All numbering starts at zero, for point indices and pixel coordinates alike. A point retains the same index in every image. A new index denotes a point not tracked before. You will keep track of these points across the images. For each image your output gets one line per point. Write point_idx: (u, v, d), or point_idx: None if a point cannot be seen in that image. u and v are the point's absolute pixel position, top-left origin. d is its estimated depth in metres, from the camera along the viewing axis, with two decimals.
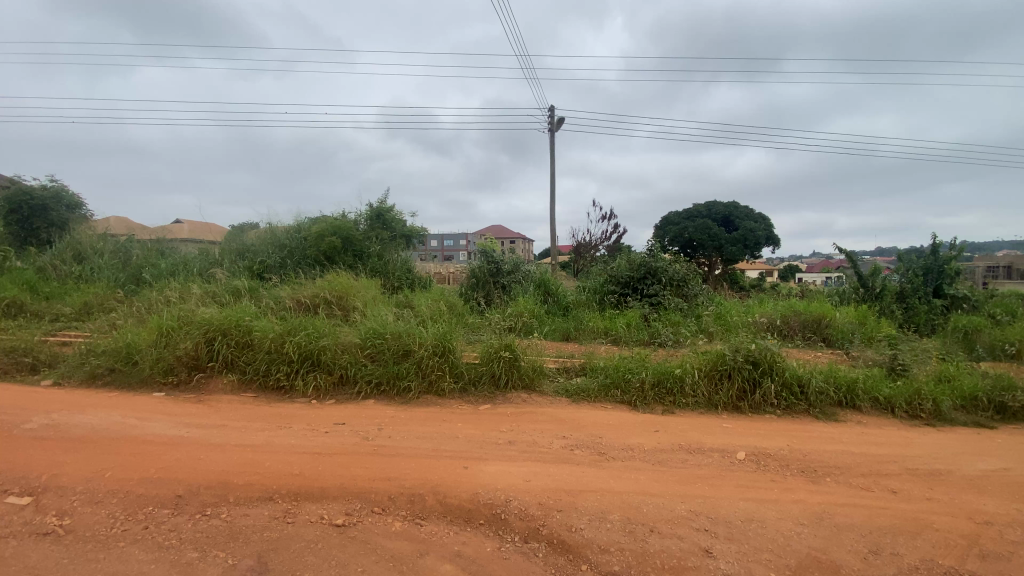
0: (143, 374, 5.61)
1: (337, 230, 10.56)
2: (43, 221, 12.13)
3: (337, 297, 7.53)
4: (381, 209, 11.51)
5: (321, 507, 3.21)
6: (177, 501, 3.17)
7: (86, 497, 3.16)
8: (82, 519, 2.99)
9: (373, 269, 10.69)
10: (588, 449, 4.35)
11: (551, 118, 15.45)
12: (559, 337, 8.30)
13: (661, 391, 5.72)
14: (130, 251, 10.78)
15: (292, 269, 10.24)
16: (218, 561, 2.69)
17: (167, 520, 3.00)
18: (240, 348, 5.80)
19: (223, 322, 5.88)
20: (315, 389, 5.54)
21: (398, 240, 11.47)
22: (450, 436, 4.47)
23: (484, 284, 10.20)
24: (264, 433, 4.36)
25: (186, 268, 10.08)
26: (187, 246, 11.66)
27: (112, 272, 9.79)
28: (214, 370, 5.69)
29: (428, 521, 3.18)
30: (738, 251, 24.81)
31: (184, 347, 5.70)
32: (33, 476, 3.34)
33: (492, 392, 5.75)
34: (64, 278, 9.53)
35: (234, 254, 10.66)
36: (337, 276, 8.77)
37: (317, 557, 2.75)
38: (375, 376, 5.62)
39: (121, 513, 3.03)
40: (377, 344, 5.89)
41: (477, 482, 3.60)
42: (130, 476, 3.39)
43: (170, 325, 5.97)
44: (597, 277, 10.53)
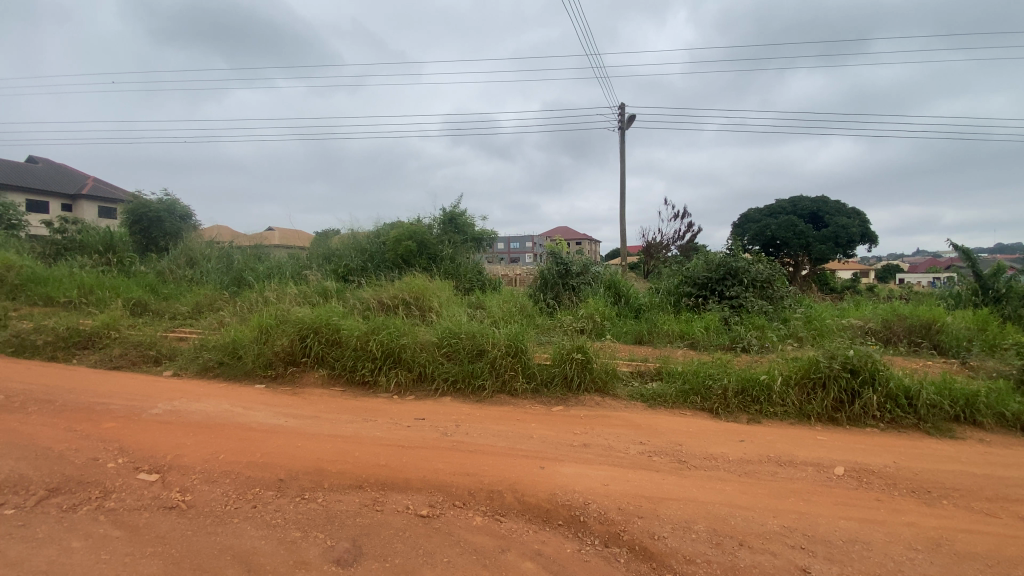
0: (247, 367, 6.17)
1: (413, 235, 11.04)
2: (160, 231, 13.70)
3: (414, 297, 7.85)
4: (453, 213, 11.86)
5: (406, 498, 3.37)
6: (279, 484, 3.46)
7: (203, 476, 3.52)
8: (200, 496, 3.29)
9: (446, 272, 11.03)
10: (667, 455, 4.21)
11: (622, 116, 15.12)
12: (632, 339, 8.10)
13: (745, 399, 5.42)
14: (232, 256, 11.88)
15: (372, 272, 10.81)
16: (318, 541, 2.87)
17: (273, 501, 3.28)
18: (329, 345, 6.22)
19: (315, 321, 6.33)
20: (396, 385, 5.83)
21: (469, 243, 11.74)
22: (525, 436, 4.51)
23: (554, 285, 10.15)
24: (353, 424, 4.65)
25: (280, 271, 10.98)
26: (280, 252, 12.66)
27: (218, 275, 10.86)
28: (307, 365, 6.16)
29: (506, 518, 3.23)
30: (829, 249, 22.82)
31: (281, 343, 6.21)
32: (160, 455, 3.76)
33: (564, 393, 5.71)
34: (179, 280, 10.70)
35: (321, 258, 11.43)
36: (413, 277, 9.12)
37: (405, 545, 2.88)
38: (451, 374, 5.80)
39: (233, 492, 3.35)
40: (453, 343, 6.07)
41: (554, 482, 3.61)
42: (239, 459, 3.75)
43: (269, 322, 6.51)
44: (672, 278, 10.20)
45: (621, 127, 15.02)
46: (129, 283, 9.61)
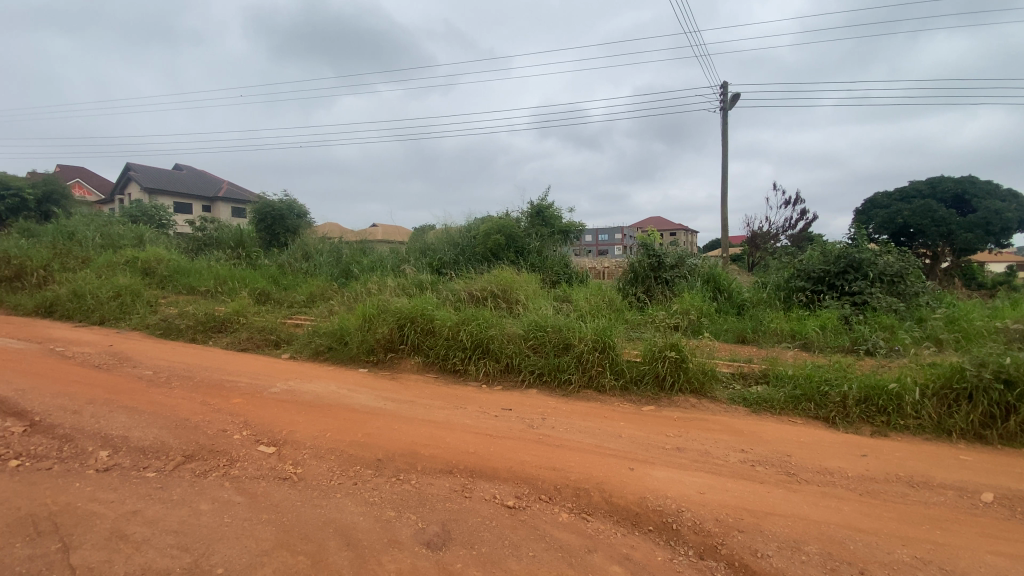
0: (352, 352, 6.66)
1: (502, 228, 11.21)
2: (281, 228, 15.28)
3: (502, 290, 7.95)
4: (541, 206, 11.86)
5: (493, 487, 3.42)
6: (377, 463, 3.68)
7: (312, 452, 3.84)
8: (309, 470, 3.59)
9: (534, 264, 11.05)
10: (772, 466, 3.85)
11: (724, 96, 14.05)
12: (733, 338, 7.54)
13: (869, 408, 4.80)
14: (340, 250, 12.92)
15: (464, 264, 11.16)
16: (410, 521, 2.98)
17: (371, 479, 3.49)
18: (423, 334, 6.53)
19: (411, 310, 6.66)
20: (485, 375, 5.96)
21: (557, 236, 11.67)
22: (614, 435, 4.37)
23: (645, 279, 9.72)
24: (444, 411, 4.82)
25: (382, 264, 11.71)
26: (380, 246, 13.53)
27: (328, 268, 11.86)
28: (404, 353, 6.51)
29: (593, 517, 3.15)
30: (978, 238, 19.53)
31: (381, 331, 6.61)
32: (277, 430, 4.17)
33: (656, 393, 5.46)
34: (295, 272, 11.85)
35: (417, 251, 12.00)
36: (501, 270, 9.25)
37: (492, 534, 2.90)
38: (537, 367, 5.80)
39: (337, 469, 3.61)
40: (540, 336, 6.05)
41: (645, 485, 3.46)
42: (343, 438, 4.05)
43: (370, 312, 6.95)
44: (780, 272, 9.34)
45: (723, 107, 14.00)
46: (255, 274, 10.80)
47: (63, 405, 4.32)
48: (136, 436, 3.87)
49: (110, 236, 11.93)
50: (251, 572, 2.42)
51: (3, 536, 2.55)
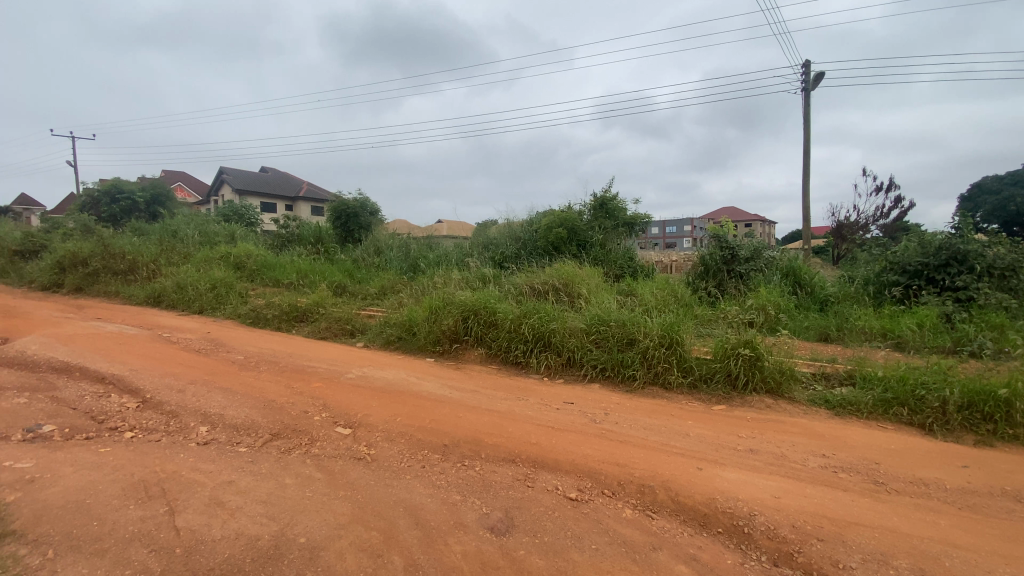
0: (419, 342, 6.91)
1: (564, 222, 11.13)
2: (356, 225, 16.04)
3: (564, 284, 7.90)
4: (605, 198, 11.65)
5: (556, 479, 3.44)
6: (443, 449, 3.82)
7: (384, 435, 4.05)
8: (381, 452, 3.79)
9: (597, 258, 10.89)
10: (857, 473, 3.57)
11: (805, 76, 13.06)
12: (813, 337, 7.04)
13: (974, 416, 4.32)
14: (408, 245, 13.42)
15: (527, 258, 11.21)
16: (475, 506, 3.07)
17: (437, 463, 3.63)
18: (486, 326, 6.65)
19: (475, 303, 6.80)
20: (547, 368, 5.98)
21: (621, 229, 11.42)
22: (681, 433, 4.24)
23: (716, 272, 9.27)
24: (507, 402, 4.90)
25: (447, 259, 12.03)
26: (445, 241, 13.90)
27: (398, 262, 12.37)
28: (468, 344, 6.67)
29: (658, 515, 3.08)
30: None
31: (447, 322, 6.81)
32: (352, 414, 4.43)
33: (728, 392, 5.22)
34: (368, 266, 12.48)
35: (480, 246, 12.20)
36: (564, 264, 9.19)
37: (555, 524, 2.92)
38: (600, 361, 5.73)
39: (406, 452, 3.78)
40: (603, 330, 5.97)
41: (714, 486, 3.34)
42: (412, 424, 4.23)
43: (436, 304, 7.18)
44: (870, 266, 8.58)
45: (804, 88, 13.02)
46: (331, 268, 11.48)
47: (170, 385, 4.84)
48: (231, 414, 4.26)
49: (207, 234, 13.14)
50: (330, 544, 2.59)
51: (123, 496, 2.90)
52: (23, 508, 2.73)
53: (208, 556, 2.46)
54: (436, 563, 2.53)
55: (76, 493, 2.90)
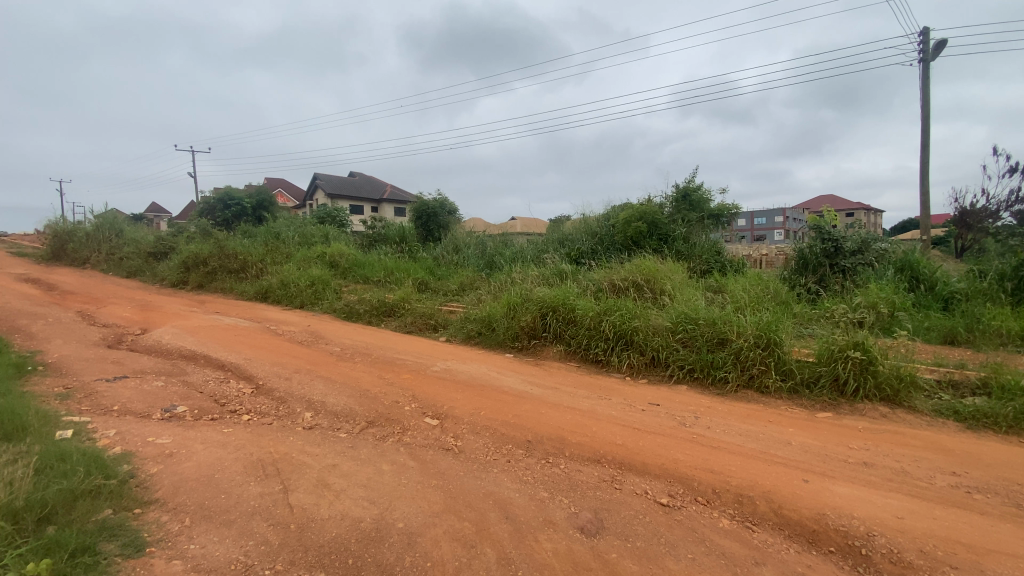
0: (499, 338, 7.00)
1: (644, 215, 10.74)
2: (435, 224, 16.81)
3: (646, 280, 7.62)
4: (687, 189, 11.21)
5: (645, 482, 3.32)
6: (528, 445, 3.84)
7: (469, 427, 4.14)
8: (468, 444, 3.88)
9: (679, 252, 10.41)
10: (1001, 497, 3.10)
11: (923, 45, 11.57)
12: (937, 339, 6.23)
13: None
14: (485, 242, 13.66)
15: (604, 254, 10.95)
16: (563, 505, 3.04)
17: (522, 459, 3.65)
18: (566, 323, 6.59)
19: (554, 300, 6.77)
20: (629, 367, 5.81)
21: (706, 221, 10.97)
22: (782, 441, 3.93)
23: (816, 267, 8.50)
24: (590, 400, 4.82)
25: (523, 255, 12.08)
26: (521, 238, 13.97)
27: (475, 260, 12.64)
28: (547, 341, 6.66)
29: (760, 528, 2.87)
30: None
31: (525, 318, 6.84)
32: (439, 405, 4.59)
33: (834, 398, 4.77)
34: (448, 263, 12.87)
35: (556, 241, 12.12)
36: (644, 259, 8.86)
37: (646, 529, 2.82)
38: (687, 362, 5.47)
39: (492, 445, 3.84)
40: (690, 329, 5.69)
41: (823, 501, 3.06)
42: (496, 418, 4.30)
43: (515, 300, 7.22)
44: (1008, 258, 7.44)
45: (922, 59, 11.53)
46: (414, 266, 11.97)
47: (278, 373, 5.31)
48: (331, 402, 4.59)
49: (304, 235, 14.27)
50: (426, 531, 2.70)
51: (244, 473, 3.22)
52: (165, 479, 3.11)
53: (318, 534, 2.65)
54: (527, 559, 2.54)
55: (206, 468, 3.26)
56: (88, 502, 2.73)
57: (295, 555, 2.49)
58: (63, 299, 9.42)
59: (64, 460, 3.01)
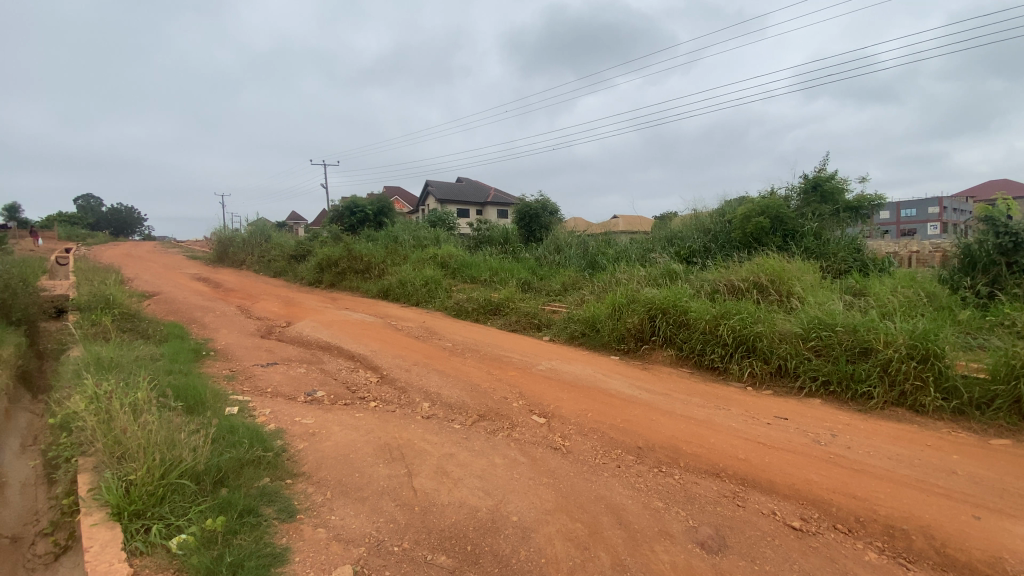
0: (604, 339, 6.86)
1: (765, 209, 9.84)
2: (538, 225, 17.00)
3: (770, 280, 6.98)
4: (818, 179, 10.08)
5: (772, 502, 3.05)
6: (639, 452, 3.72)
7: (577, 429, 4.13)
8: (576, 445, 3.86)
9: (808, 250, 9.40)
10: None
11: None
12: None
13: None
14: (587, 242, 13.41)
15: (719, 253, 10.24)
16: (680, 517, 2.90)
17: (634, 465, 3.55)
18: (677, 326, 6.28)
19: (664, 301, 6.47)
20: (750, 375, 5.38)
21: (841, 214, 9.81)
22: (944, 470, 3.36)
23: (989, 266, 7.14)
24: (706, 409, 4.54)
25: (628, 254, 11.72)
26: (624, 237, 13.55)
27: (578, 259, 12.53)
28: (657, 344, 6.40)
29: (918, 568, 2.49)
30: None
31: (632, 320, 6.62)
32: (546, 404, 4.63)
33: (1017, 424, 4.00)
34: (551, 263, 12.93)
35: (664, 239, 11.57)
36: (766, 258, 8.12)
37: (776, 553, 2.59)
38: (820, 373, 4.93)
39: (601, 448, 3.79)
40: (825, 336, 5.11)
41: (1004, 545, 2.57)
42: (605, 421, 4.23)
43: (620, 300, 7.01)
44: None
45: None
46: (518, 266, 12.21)
47: (399, 365, 5.75)
48: (445, 394, 4.85)
49: (418, 238, 15.28)
50: (539, 527, 2.74)
51: (374, 455, 3.53)
52: (310, 455, 3.53)
53: (439, 518, 2.82)
54: (643, 568, 2.47)
55: (342, 448, 3.63)
56: (251, 470, 3.18)
57: (419, 536, 2.68)
58: (226, 295, 11.10)
59: (233, 432, 3.54)
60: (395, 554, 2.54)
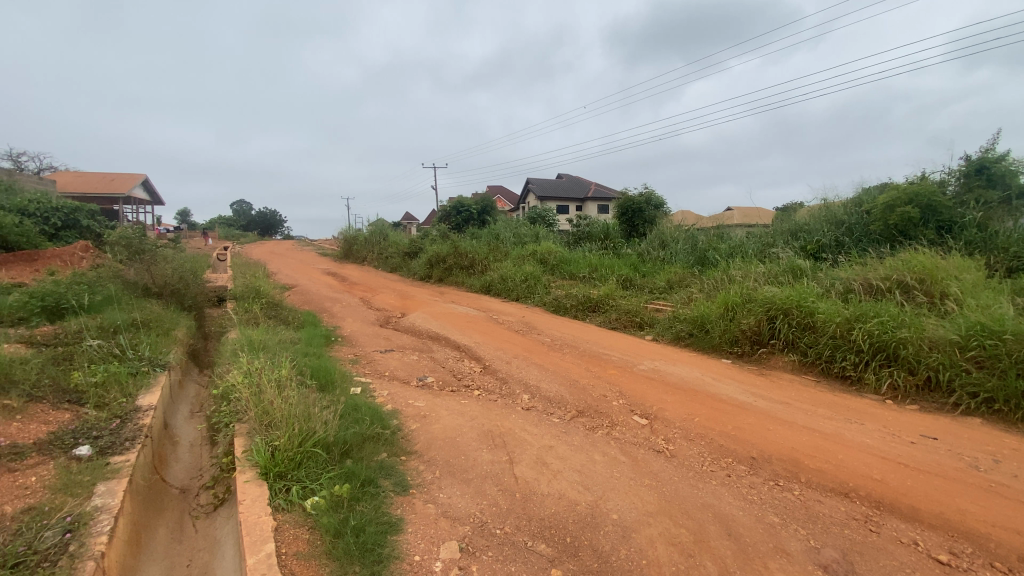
0: (714, 341, 6.45)
1: (914, 198, 8.54)
2: (641, 220, 16.44)
3: (918, 279, 6.07)
4: (985, 160, 8.52)
5: (915, 531, 2.68)
6: (752, 462, 3.47)
7: (682, 433, 3.95)
8: (681, 449, 3.70)
9: (970, 243, 7.99)
10: None
11: None
12: None
13: None
14: (697, 236, 12.66)
15: (853, 248, 9.11)
16: (799, 535, 2.66)
17: (745, 475, 3.32)
18: (801, 330, 5.72)
19: (785, 301, 5.91)
20: (891, 388, 4.75)
21: (1016, 201, 8.20)
22: None
23: None
24: (832, 422, 4.09)
25: (742, 249, 10.87)
26: (738, 231, 12.59)
27: (686, 255, 11.88)
28: (776, 348, 5.88)
29: None
30: None
31: (748, 321, 6.14)
32: (649, 405, 4.49)
33: None
34: (655, 259, 12.41)
35: (786, 233, 10.55)
36: (913, 254, 7.06)
37: None
38: (982, 389, 4.22)
39: (708, 455, 3.59)
40: (990, 345, 4.33)
41: None
42: (713, 426, 4.01)
43: (734, 300, 6.54)
44: None
45: None
46: (620, 262, 11.92)
47: (501, 357, 5.94)
48: (545, 388, 4.92)
49: (519, 235, 15.60)
50: (641, 528, 2.68)
51: (478, 441, 3.70)
52: (421, 436, 3.80)
53: (539, 508, 2.88)
54: None
55: (449, 432, 3.85)
56: (372, 445, 3.51)
57: (520, 522, 2.76)
58: (350, 288, 12.27)
59: (357, 410, 3.93)
60: (497, 536, 2.65)
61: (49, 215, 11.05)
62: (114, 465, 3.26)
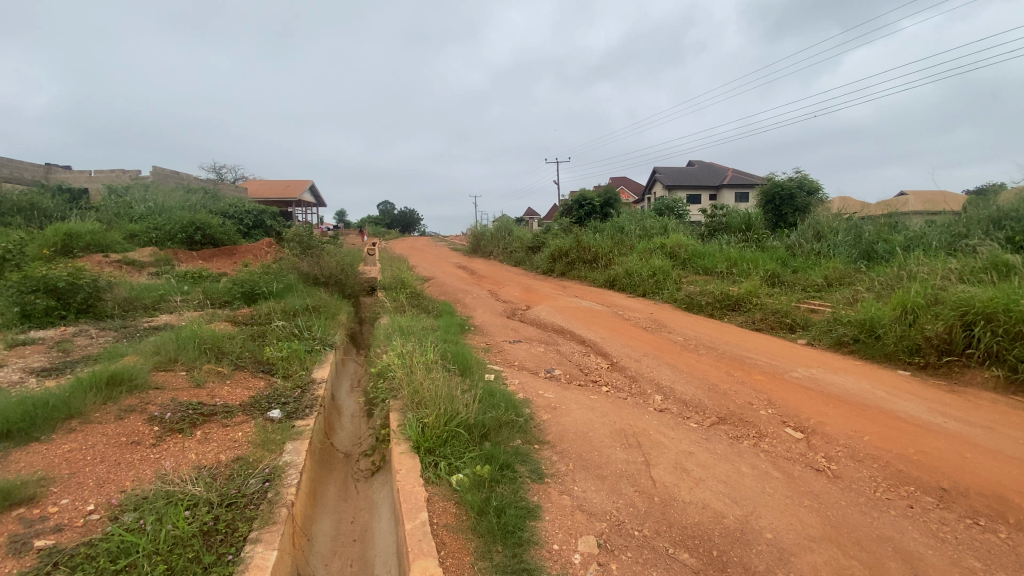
0: (887, 349, 5.54)
1: None
2: (790, 207, 14.74)
3: None
4: None
5: None
6: (942, 494, 2.92)
7: (848, 452, 3.46)
8: (846, 470, 3.24)
9: None
10: None
11: None
12: None
13: None
14: (862, 226, 10.91)
15: None
16: None
17: (934, 509, 2.80)
18: (1013, 339, 4.63)
19: (990, 303, 4.82)
20: None
21: None
22: None
23: None
24: None
25: (925, 241, 9.13)
26: (919, 219, 10.59)
27: (847, 248, 10.35)
28: (975, 361, 4.85)
29: None
30: None
31: (934, 328, 5.14)
32: (804, 417, 4.01)
33: None
34: (807, 254, 10.99)
35: (990, 220, 8.59)
36: None
37: None
38: None
39: (883, 480, 3.10)
40: None
41: None
42: (889, 448, 3.44)
43: (916, 302, 5.51)
44: None
45: None
46: (764, 256, 10.78)
47: (630, 355, 5.76)
48: (681, 390, 4.66)
49: (646, 228, 14.94)
50: (800, 553, 2.41)
51: (611, 438, 3.64)
52: (552, 427, 3.85)
53: (680, 515, 2.74)
54: None
55: (581, 426, 3.85)
56: (508, 430, 3.65)
57: (660, 526, 2.66)
58: (479, 282, 12.84)
59: (492, 396, 4.11)
60: (636, 538, 2.58)
61: (244, 216, 13.33)
62: (298, 428, 3.83)
